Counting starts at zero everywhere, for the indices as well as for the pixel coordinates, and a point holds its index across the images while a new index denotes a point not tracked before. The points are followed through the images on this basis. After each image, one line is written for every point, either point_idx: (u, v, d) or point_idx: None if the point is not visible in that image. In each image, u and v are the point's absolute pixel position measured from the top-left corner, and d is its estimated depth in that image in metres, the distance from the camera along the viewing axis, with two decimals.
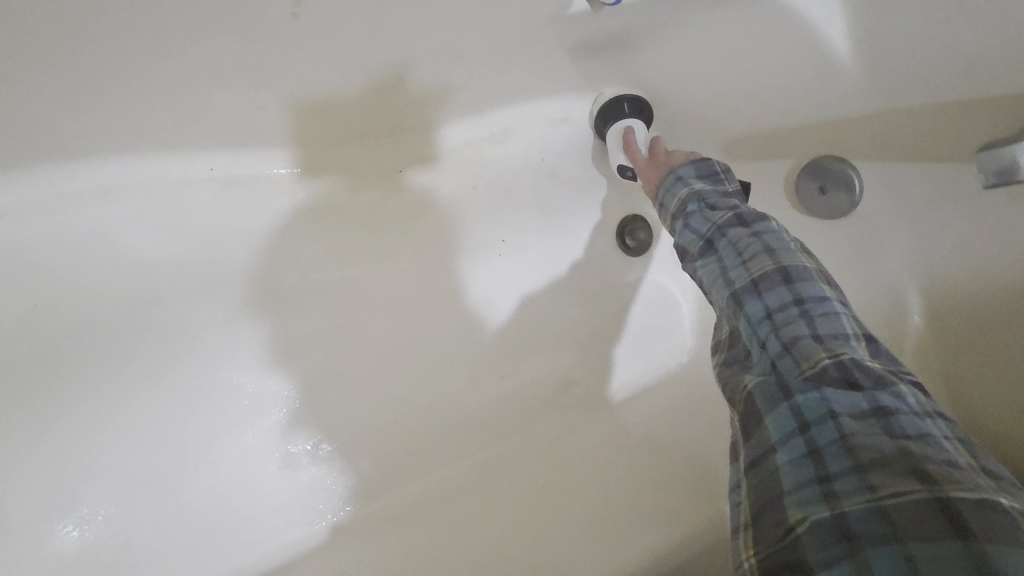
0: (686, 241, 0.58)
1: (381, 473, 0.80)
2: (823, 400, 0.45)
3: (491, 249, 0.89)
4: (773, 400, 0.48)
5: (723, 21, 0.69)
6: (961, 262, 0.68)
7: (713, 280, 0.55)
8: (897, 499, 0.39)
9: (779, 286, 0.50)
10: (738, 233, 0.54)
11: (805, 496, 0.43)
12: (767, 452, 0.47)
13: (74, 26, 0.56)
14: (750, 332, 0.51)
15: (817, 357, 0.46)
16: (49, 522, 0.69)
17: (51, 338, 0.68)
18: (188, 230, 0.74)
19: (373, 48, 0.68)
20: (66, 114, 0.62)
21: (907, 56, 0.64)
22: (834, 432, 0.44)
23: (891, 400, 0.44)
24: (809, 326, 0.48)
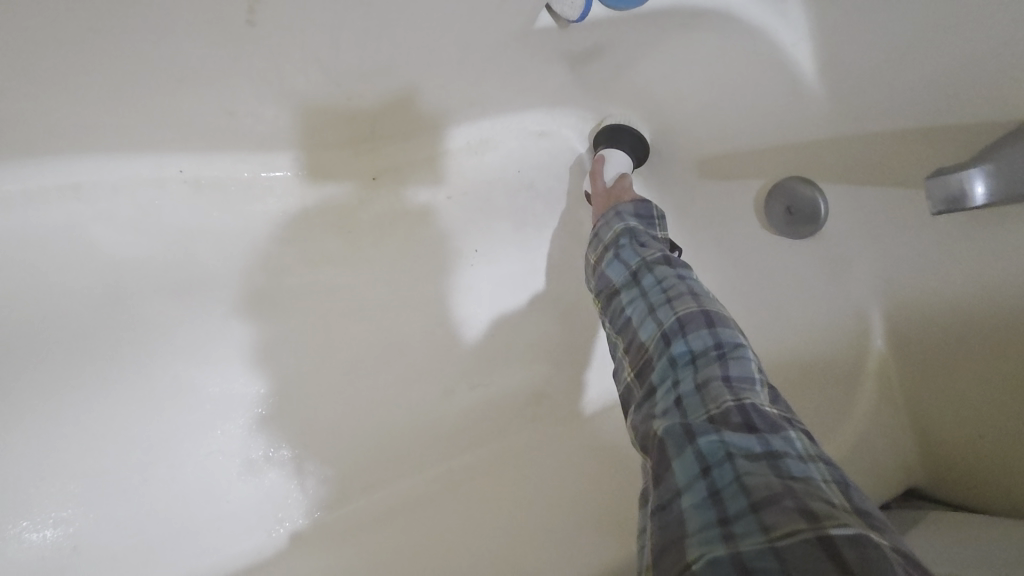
0: (616, 278, 0.59)
1: (343, 480, 0.80)
2: (722, 441, 0.41)
3: (467, 260, 0.88)
4: (677, 441, 0.43)
5: (689, 41, 0.71)
6: (925, 291, 0.65)
7: (643, 319, 0.54)
8: (786, 537, 0.35)
9: (703, 330, 0.50)
10: (666, 274, 0.56)
11: (706, 533, 0.38)
12: (671, 497, 0.41)
13: (27, 39, 0.53)
14: (667, 369, 0.50)
15: (723, 399, 0.44)
16: (2, 523, 0.70)
17: (14, 337, 0.70)
18: (157, 231, 0.75)
19: (342, 54, 0.65)
20: (28, 123, 0.61)
21: (874, 82, 0.62)
22: (731, 474, 0.40)
23: (783, 444, 0.41)
24: (722, 367, 0.46)
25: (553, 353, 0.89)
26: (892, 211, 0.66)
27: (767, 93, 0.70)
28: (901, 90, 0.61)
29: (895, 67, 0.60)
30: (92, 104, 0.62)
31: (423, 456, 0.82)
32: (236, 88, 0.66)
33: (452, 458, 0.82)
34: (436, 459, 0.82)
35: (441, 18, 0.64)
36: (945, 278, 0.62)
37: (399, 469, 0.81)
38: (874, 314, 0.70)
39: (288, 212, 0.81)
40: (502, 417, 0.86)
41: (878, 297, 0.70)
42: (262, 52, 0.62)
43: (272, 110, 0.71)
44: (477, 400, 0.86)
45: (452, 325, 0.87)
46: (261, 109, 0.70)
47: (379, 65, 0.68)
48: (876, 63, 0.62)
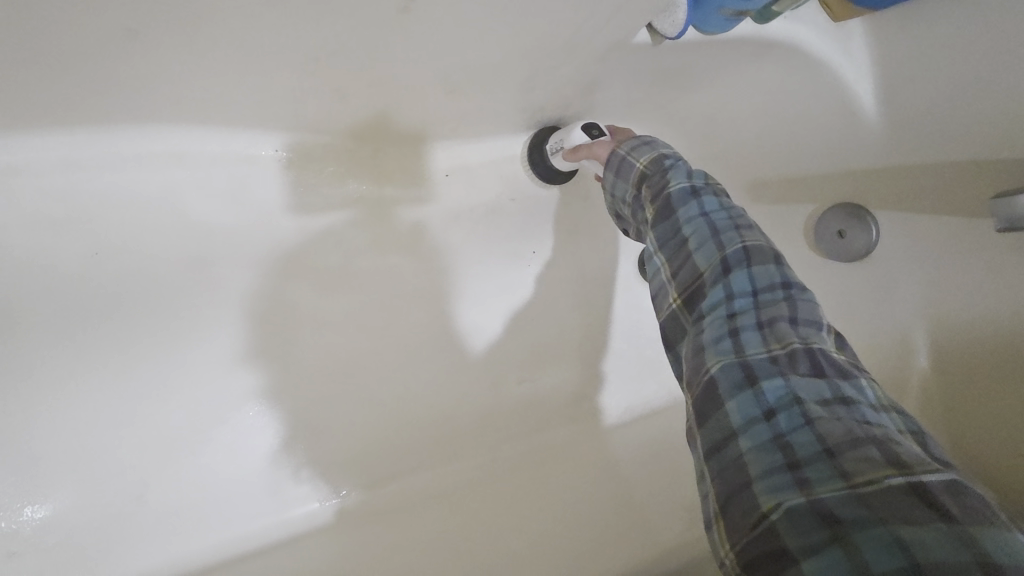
0: (675, 185, 0.58)
1: (393, 459, 0.83)
2: (790, 387, 0.44)
3: (520, 261, 0.95)
4: (736, 384, 0.45)
5: (761, 68, 0.76)
6: (968, 312, 0.69)
7: (701, 242, 0.54)
8: (871, 485, 0.37)
9: (770, 267, 0.51)
10: (728, 203, 0.57)
11: (777, 480, 0.40)
12: (729, 440, 0.44)
13: (167, 41, 0.55)
14: (720, 296, 0.50)
15: (789, 340, 0.46)
16: (71, 468, 0.72)
17: (101, 289, 0.73)
18: (245, 203, 0.80)
19: (446, 69, 0.69)
20: (150, 104, 0.65)
21: (930, 118, 0.68)
22: (800, 418, 0.42)
23: (853, 392, 0.44)
24: (789, 309, 0.48)
25: (591, 358, 0.96)
26: (939, 238, 0.71)
27: (826, 124, 0.76)
28: (955, 126, 0.66)
29: (958, 110, 0.66)
30: (211, 92, 0.65)
31: (469, 441, 0.87)
32: (348, 90, 0.70)
33: (496, 448, 0.87)
34: (483, 446, 0.87)
35: (545, 47, 0.68)
36: (986, 307, 0.67)
37: (445, 453, 0.85)
38: (917, 337, 0.74)
39: (362, 197, 0.86)
40: (545, 412, 0.91)
41: (923, 321, 0.74)
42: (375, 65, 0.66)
43: (368, 108, 0.75)
44: (521, 395, 0.91)
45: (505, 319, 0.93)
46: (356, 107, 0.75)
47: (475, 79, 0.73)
48: (939, 105, 0.67)
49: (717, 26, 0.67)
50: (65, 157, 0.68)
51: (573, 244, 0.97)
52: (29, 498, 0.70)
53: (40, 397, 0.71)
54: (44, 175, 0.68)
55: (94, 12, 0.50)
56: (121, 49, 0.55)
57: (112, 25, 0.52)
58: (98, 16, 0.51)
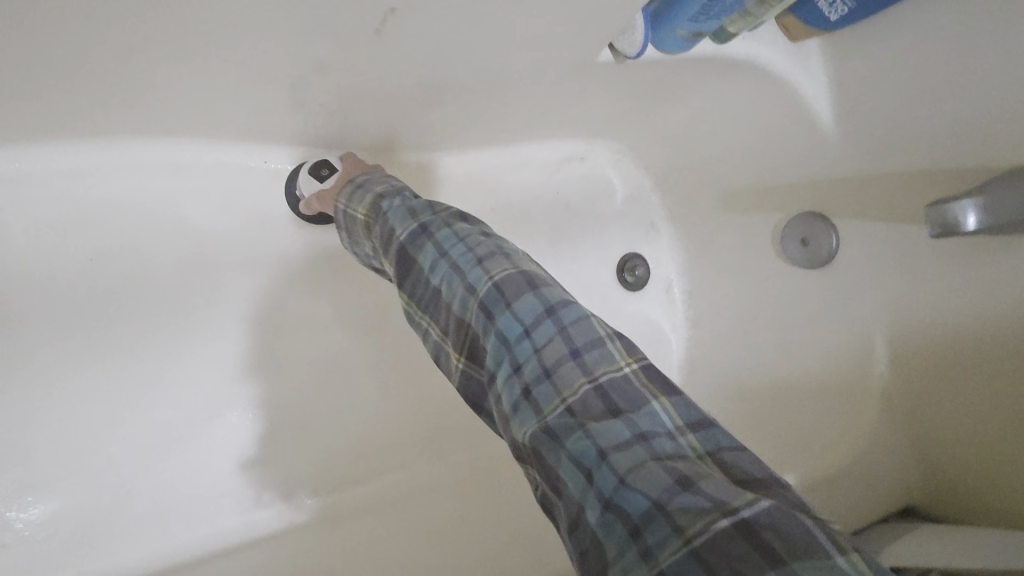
0: (404, 232, 0.58)
1: (377, 459, 0.87)
2: (589, 439, 0.41)
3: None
4: (551, 451, 0.42)
5: (726, 86, 0.80)
6: (923, 317, 0.72)
7: (455, 292, 0.53)
8: (702, 538, 0.34)
9: (526, 296, 0.48)
10: (462, 229, 0.56)
11: (625, 560, 0.36)
12: (577, 519, 0.40)
13: (157, 59, 0.60)
14: (501, 349, 0.48)
15: (574, 382, 0.44)
16: (61, 466, 0.75)
17: (101, 293, 0.77)
18: (238, 212, 0.83)
19: (425, 87, 0.73)
20: (147, 118, 0.70)
21: (883, 133, 0.72)
22: (611, 474, 0.39)
23: (650, 420, 0.41)
24: (564, 341, 0.46)
25: None
26: (895, 246, 0.74)
27: (790, 137, 0.80)
28: (906, 140, 0.70)
29: (908, 124, 0.69)
30: (203, 108, 0.70)
31: (451, 442, 0.90)
32: (331, 105, 0.75)
33: (476, 448, 0.90)
34: (465, 447, 0.90)
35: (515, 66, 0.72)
36: (938, 310, 0.70)
37: (427, 454, 0.89)
38: (878, 339, 0.77)
39: None
40: None
41: (883, 326, 0.77)
42: (356, 82, 0.70)
43: (353, 123, 0.80)
44: None
45: None
46: (340, 122, 0.79)
47: (455, 96, 0.77)
48: (892, 119, 0.71)
49: (676, 46, 0.71)
50: (72, 169, 0.73)
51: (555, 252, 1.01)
52: (22, 494, 0.73)
53: (35, 397, 0.74)
54: (54, 184, 0.73)
55: (99, 39, 0.56)
56: (123, 72, 0.61)
57: (106, 45, 0.57)
58: (103, 42, 0.56)
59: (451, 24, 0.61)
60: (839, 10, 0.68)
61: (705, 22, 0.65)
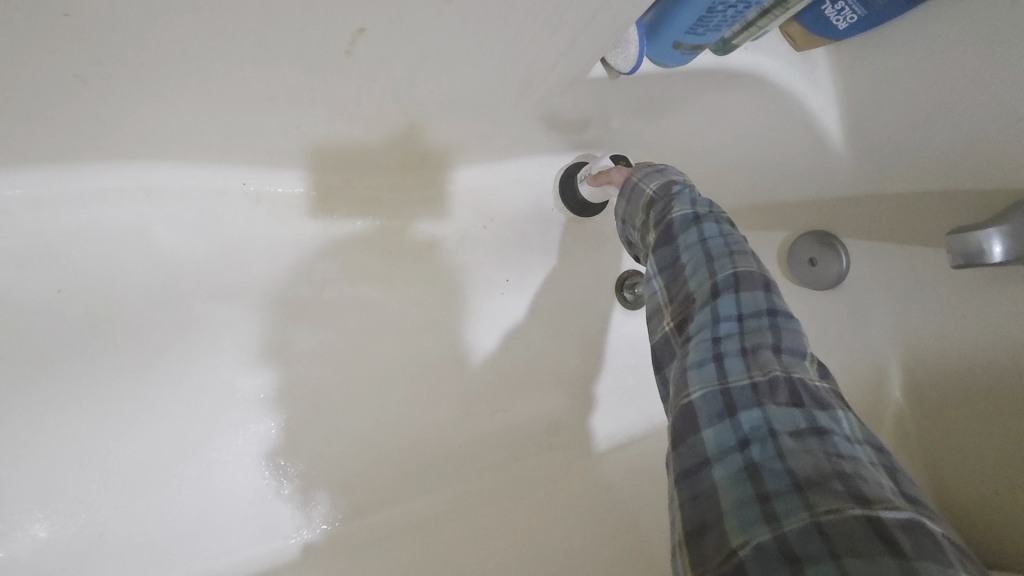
0: (677, 213, 0.56)
1: (366, 494, 0.82)
2: (765, 416, 0.43)
3: (490, 288, 0.94)
4: (715, 413, 0.44)
5: (726, 99, 0.75)
6: (940, 344, 0.68)
7: (695, 269, 0.52)
8: (834, 519, 0.37)
9: (759, 292, 0.49)
10: (730, 230, 0.54)
11: (746, 513, 0.40)
12: (702, 465, 0.43)
13: (113, 86, 0.56)
14: (707, 320, 0.49)
15: (771, 369, 0.45)
16: (29, 510, 0.71)
17: (68, 324, 0.73)
18: (214, 236, 0.79)
19: (406, 108, 0.69)
20: (112, 143, 0.66)
21: (895, 148, 0.67)
22: (773, 451, 0.42)
23: (830, 421, 0.43)
24: (773, 336, 0.47)
25: (570, 386, 0.96)
26: (908, 268, 0.70)
27: (797, 152, 0.75)
28: (920, 157, 0.65)
29: (925, 141, 0.64)
30: (171, 132, 0.66)
31: (442, 474, 0.86)
32: (308, 126, 0.70)
33: (470, 480, 0.86)
34: (457, 479, 0.86)
35: (502, 85, 0.67)
36: (958, 340, 0.66)
37: (416, 487, 0.84)
38: (891, 365, 0.73)
39: (335, 229, 0.86)
40: (521, 443, 0.91)
41: (897, 351, 0.73)
42: (332, 104, 0.66)
43: (333, 143, 0.75)
44: (496, 426, 0.90)
45: (483, 348, 0.92)
46: (319, 142, 0.75)
47: (440, 115, 0.73)
48: (907, 135, 0.66)
49: (674, 59, 0.67)
50: (35, 194, 0.69)
51: (552, 270, 0.97)
52: None
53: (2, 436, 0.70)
54: (13, 211, 0.68)
55: (44, 61, 0.51)
56: (76, 95, 0.56)
57: (55, 73, 0.53)
58: (49, 65, 0.52)
59: (432, 44, 0.56)
60: (847, 17, 0.64)
61: (704, 34, 0.61)
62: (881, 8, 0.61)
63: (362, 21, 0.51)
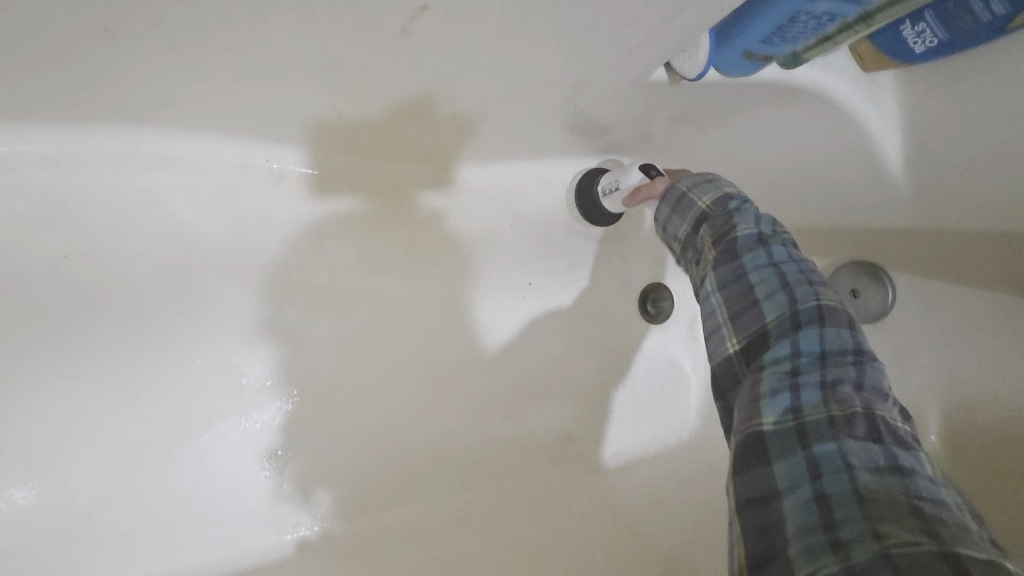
0: (742, 231, 0.52)
1: (365, 495, 0.79)
2: (840, 449, 0.40)
3: (499, 288, 0.89)
4: (787, 444, 0.42)
5: (784, 115, 0.71)
6: (986, 393, 0.65)
7: (770, 293, 0.49)
8: (906, 551, 0.35)
9: (840, 326, 0.47)
10: (799, 255, 0.52)
11: (813, 544, 0.37)
12: (770, 496, 0.41)
13: (143, 43, 0.52)
14: (784, 350, 0.46)
15: (851, 404, 0.43)
16: (15, 480, 0.67)
17: (70, 293, 0.69)
18: (231, 213, 0.75)
19: (448, 96, 0.65)
20: (134, 106, 0.62)
21: (959, 183, 0.64)
22: (847, 482, 0.39)
23: (911, 462, 0.41)
24: (855, 372, 0.45)
25: (585, 398, 0.92)
26: (960, 310, 0.67)
27: (851, 178, 0.71)
28: (987, 195, 0.62)
29: (997, 179, 0.61)
30: (197, 99, 0.62)
31: (445, 480, 0.82)
32: (342, 105, 0.66)
33: (472, 488, 0.83)
34: (460, 487, 0.83)
35: (553, 81, 0.64)
36: (1011, 392, 0.62)
37: (416, 492, 0.81)
38: (931, 410, 0.70)
39: (356, 215, 0.82)
40: (529, 454, 0.87)
41: (937, 395, 0.70)
42: (372, 84, 0.62)
43: (365, 126, 0.72)
44: (505, 434, 0.87)
45: (499, 352, 0.89)
46: (351, 122, 0.70)
47: (482, 107, 0.69)
48: (973, 170, 0.63)
49: (737, 69, 0.63)
50: (38, 149, 0.64)
51: (576, 277, 0.93)
52: None
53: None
54: (16, 167, 0.64)
55: (74, 9, 0.47)
56: (104, 53, 0.53)
57: (84, 23, 0.49)
58: (80, 14, 0.48)
59: (492, 29, 0.52)
60: (926, 40, 0.60)
61: (779, 45, 0.58)
62: (964, 33, 0.57)
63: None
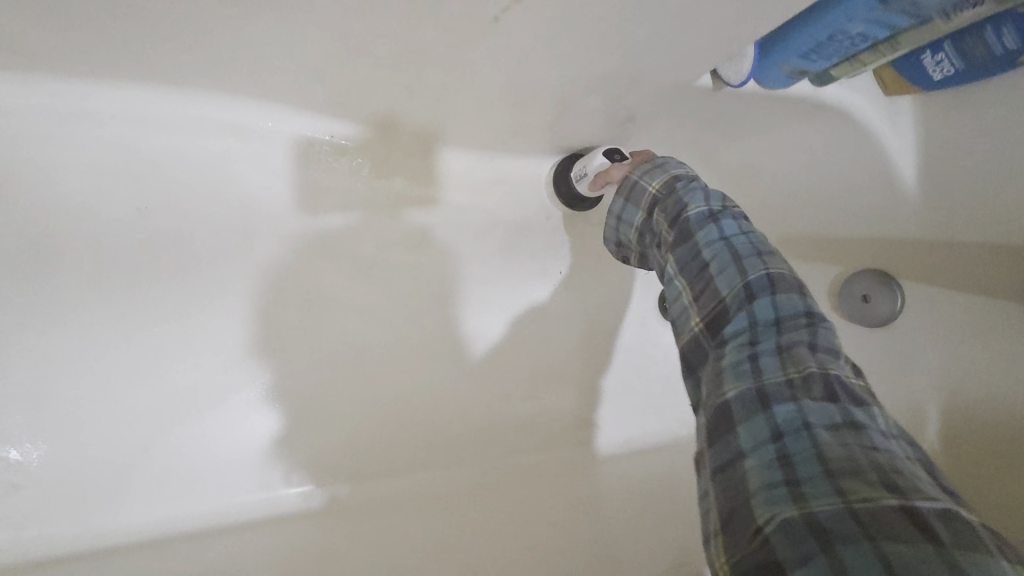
0: (693, 210, 0.59)
1: (395, 456, 0.83)
2: (800, 410, 0.43)
3: (478, 301, 0.93)
4: (749, 406, 0.45)
5: (810, 130, 0.79)
6: (984, 391, 0.70)
7: (724, 268, 0.54)
8: (866, 504, 0.37)
9: (794, 295, 0.50)
10: (747, 227, 0.57)
11: (774, 495, 0.40)
12: (735, 457, 0.44)
13: (251, 19, 0.58)
14: (745, 323, 0.50)
15: (806, 364, 0.46)
16: (86, 413, 0.73)
17: (145, 243, 0.76)
18: (294, 180, 0.82)
19: (507, 90, 0.72)
20: (228, 78, 0.69)
21: (967, 198, 0.70)
22: (808, 441, 0.42)
23: (867, 417, 0.43)
24: (809, 335, 0.48)
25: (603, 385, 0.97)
26: (963, 315, 0.73)
27: (868, 192, 0.78)
28: (993, 210, 0.68)
29: (1001, 196, 0.67)
30: (285, 75, 0.69)
31: (470, 449, 0.87)
32: (412, 91, 0.73)
33: (494, 458, 0.87)
34: (484, 455, 0.87)
35: (604, 83, 0.70)
36: (1014, 393, 0.67)
37: (444, 458, 0.85)
38: (931, 408, 0.75)
39: (406, 195, 0.88)
40: (550, 432, 0.92)
41: (938, 394, 0.75)
42: (442, 73, 0.68)
43: (426, 113, 0.78)
44: (529, 411, 0.92)
45: (525, 336, 0.94)
46: (415, 108, 0.77)
47: (536, 103, 0.75)
48: (979, 187, 0.69)
49: (778, 82, 0.70)
50: (64, 107, 0.69)
51: (602, 271, 0.99)
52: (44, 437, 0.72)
53: (77, 340, 0.74)
54: (73, 123, 0.70)
55: None
56: (214, 27, 0.59)
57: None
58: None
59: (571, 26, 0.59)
60: (944, 70, 0.66)
61: (814, 60, 0.64)
62: (979, 66, 0.63)
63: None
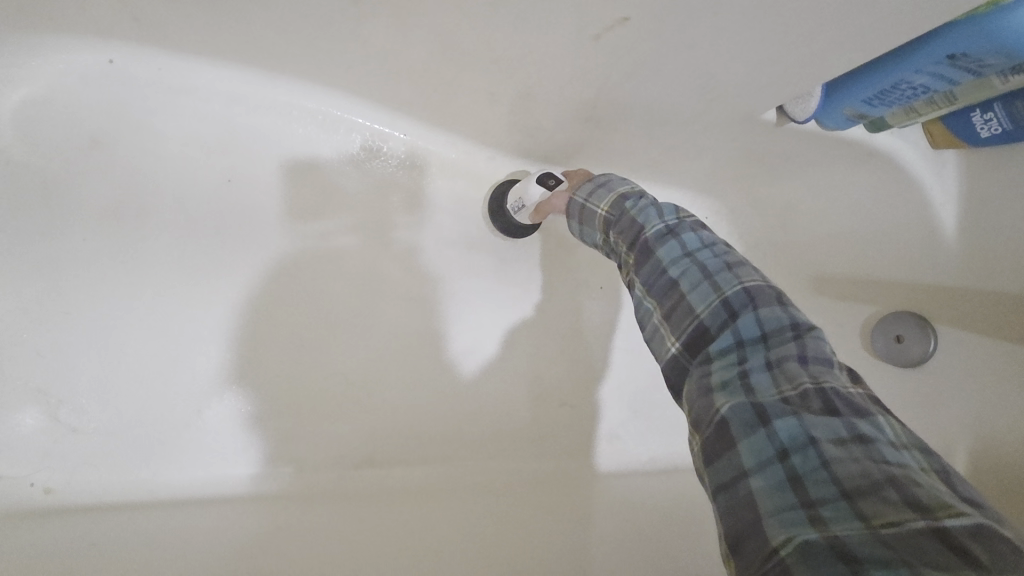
0: (652, 228, 0.62)
1: (432, 443, 0.86)
2: (800, 425, 0.43)
3: (457, 320, 0.92)
4: (749, 425, 0.45)
5: (857, 174, 0.84)
6: (1011, 437, 0.72)
7: (695, 284, 0.56)
8: (890, 526, 0.36)
9: (776, 308, 0.51)
10: (708, 238, 0.61)
11: (788, 517, 0.39)
12: (737, 479, 0.43)
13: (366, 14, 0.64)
14: (730, 342, 0.51)
15: (799, 379, 0.46)
16: (138, 378, 0.78)
17: (222, 213, 0.82)
18: (366, 169, 0.88)
19: (581, 107, 0.77)
20: (326, 69, 0.76)
21: (1002, 250, 0.74)
22: (814, 459, 0.41)
23: (872, 428, 0.42)
24: (798, 347, 0.48)
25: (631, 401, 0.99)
26: (993, 362, 0.75)
27: (908, 237, 0.82)
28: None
29: None
30: (378, 71, 0.75)
31: (501, 446, 0.89)
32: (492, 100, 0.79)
33: (524, 459, 0.89)
34: (514, 453, 0.89)
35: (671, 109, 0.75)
36: None
37: (476, 450, 0.87)
38: (959, 449, 0.77)
39: (467, 198, 0.93)
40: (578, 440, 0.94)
41: (966, 436, 0.77)
42: (523, 84, 0.74)
43: (498, 122, 0.83)
44: (560, 416, 0.94)
45: (563, 344, 0.97)
46: (489, 117, 0.82)
47: (603, 123, 0.81)
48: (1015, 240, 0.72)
49: (838, 123, 0.76)
50: (178, 80, 0.78)
51: None
52: (97, 401, 0.76)
53: (134, 309, 0.78)
54: (180, 95, 0.79)
55: None
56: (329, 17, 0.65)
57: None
58: None
59: (658, 48, 0.63)
60: (992, 128, 0.70)
61: (876, 106, 0.70)
62: None
63: (629, 11, 0.58)
